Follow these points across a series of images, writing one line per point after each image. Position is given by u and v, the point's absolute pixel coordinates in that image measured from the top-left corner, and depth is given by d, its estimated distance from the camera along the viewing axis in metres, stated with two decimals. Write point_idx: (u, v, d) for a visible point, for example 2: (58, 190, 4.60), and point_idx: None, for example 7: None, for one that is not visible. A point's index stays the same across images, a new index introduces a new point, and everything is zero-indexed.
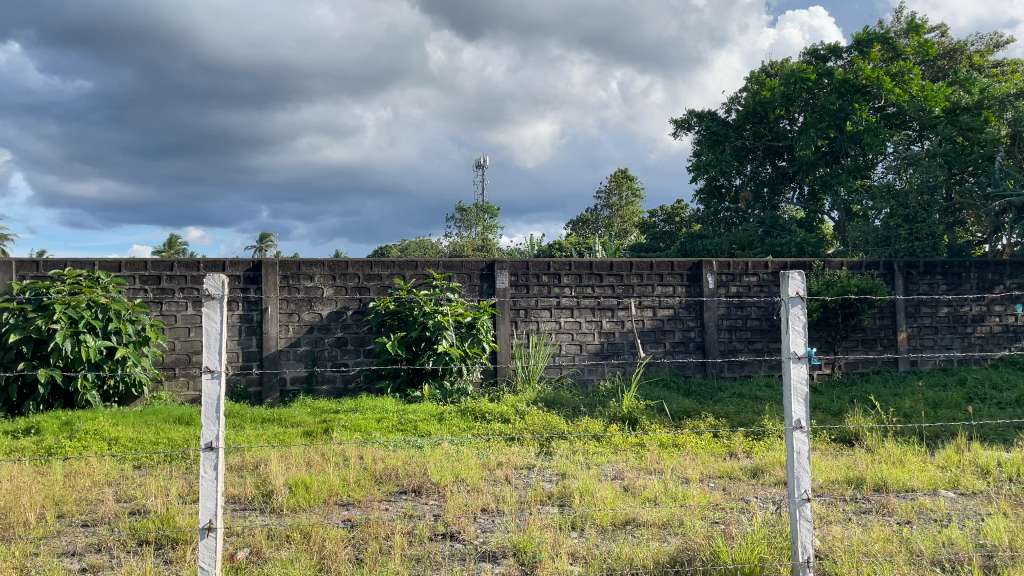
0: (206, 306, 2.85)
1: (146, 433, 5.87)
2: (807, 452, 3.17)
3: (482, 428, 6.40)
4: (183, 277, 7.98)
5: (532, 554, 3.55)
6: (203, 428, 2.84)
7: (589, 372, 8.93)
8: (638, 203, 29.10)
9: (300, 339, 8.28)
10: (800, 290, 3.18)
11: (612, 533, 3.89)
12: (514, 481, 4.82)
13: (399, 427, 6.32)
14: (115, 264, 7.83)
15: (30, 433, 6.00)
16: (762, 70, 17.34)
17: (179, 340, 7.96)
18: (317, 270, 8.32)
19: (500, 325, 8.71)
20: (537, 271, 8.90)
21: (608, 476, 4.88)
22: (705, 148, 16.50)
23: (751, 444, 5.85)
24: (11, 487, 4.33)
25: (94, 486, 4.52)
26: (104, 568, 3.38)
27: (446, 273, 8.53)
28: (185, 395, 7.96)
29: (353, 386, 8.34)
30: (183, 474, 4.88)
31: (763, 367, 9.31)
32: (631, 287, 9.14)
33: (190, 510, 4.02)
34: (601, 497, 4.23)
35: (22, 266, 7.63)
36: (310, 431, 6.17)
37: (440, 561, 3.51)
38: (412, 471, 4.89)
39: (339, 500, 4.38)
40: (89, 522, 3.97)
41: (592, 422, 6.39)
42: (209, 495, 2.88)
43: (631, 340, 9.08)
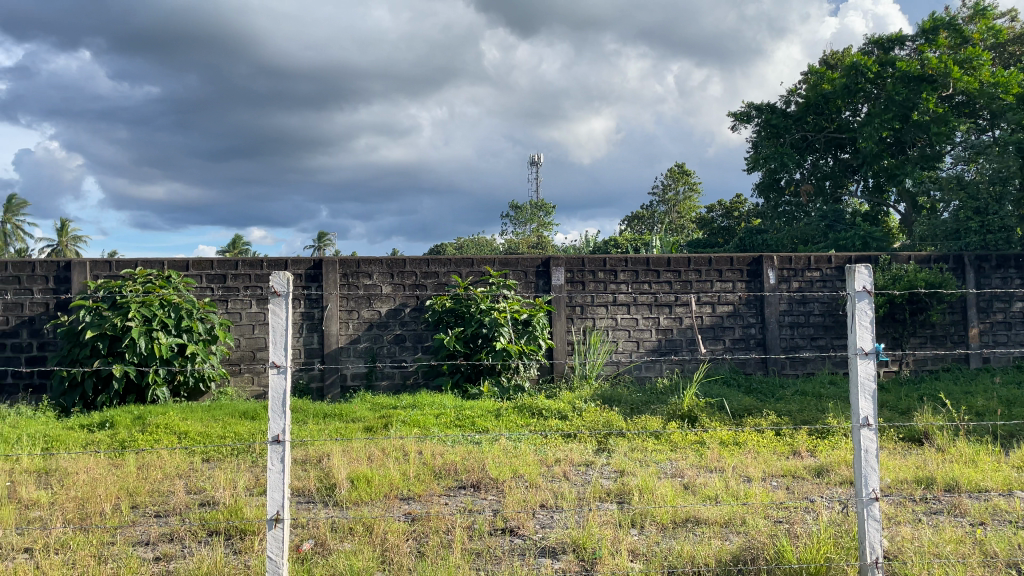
0: (272, 303, 2.92)
1: (214, 427, 6.05)
2: (875, 450, 3.09)
3: (539, 424, 6.42)
4: (247, 276, 8.18)
5: (591, 550, 3.54)
6: (270, 422, 2.91)
7: (647, 369, 8.87)
8: (695, 198, 28.76)
9: (360, 336, 8.41)
10: (868, 284, 3.10)
11: (673, 531, 3.85)
12: (573, 478, 4.81)
13: (457, 423, 6.38)
14: (183, 263, 8.08)
15: (104, 426, 6.23)
16: (821, 61, 16.97)
17: (244, 337, 8.17)
18: (376, 268, 8.45)
19: (556, 322, 8.70)
20: (593, 268, 8.85)
21: (668, 474, 4.84)
22: (763, 141, 16.20)
23: (816, 442, 5.72)
24: (88, 478, 4.51)
25: (166, 478, 4.68)
26: (177, 557, 3.50)
27: (502, 271, 8.56)
28: (250, 390, 8.16)
29: (412, 383, 8.45)
30: (250, 467, 5.03)
31: (827, 364, 9.10)
32: (689, 283, 9.03)
33: (257, 502, 4.14)
34: (661, 495, 4.18)
35: (95, 266, 7.93)
36: (371, 426, 6.28)
37: (500, 555, 3.54)
38: (471, 466, 4.93)
39: (399, 494, 4.45)
40: (162, 512, 4.11)
41: (651, 419, 6.35)
42: (276, 487, 2.94)
43: (689, 336, 8.98)
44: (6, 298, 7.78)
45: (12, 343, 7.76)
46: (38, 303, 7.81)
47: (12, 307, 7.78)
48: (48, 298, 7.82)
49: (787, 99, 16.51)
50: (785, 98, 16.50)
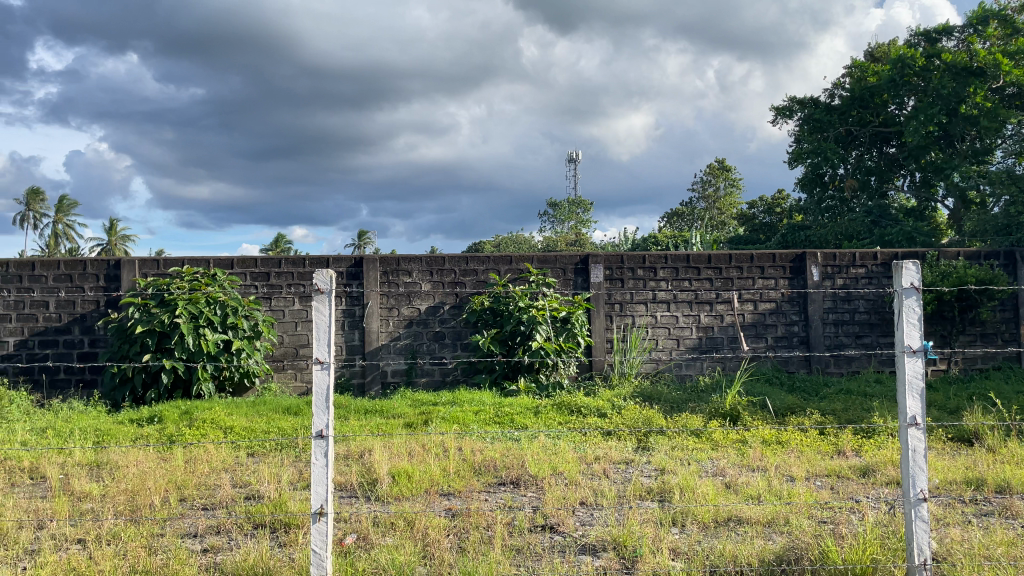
0: (316, 300, 2.96)
1: (258, 422, 6.15)
2: (923, 450, 3.03)
3: (578, 421, 6.41)
4: (290, 274, 8.30)
5: (632, 548, 3.53)
6: (314, 417, 2.95)
7: (687, 367, 8.80)
8: (736, 194, 28.42)
9: (400, 333, 8.48)
10: (915, 280, 3.04)
11: (714, 530, 3.82)
12: (612, 475, 4.80)
13: (497, 420, 6.41)
14: (228, 261, 8.22)
15: (153, 421, 6.39)
16: (866, 54, 16.66)
17: (287, 334, 8.29)
18: (416, 265, 8.52)
19: (595, 320, 8.68)
20: (632, 265, 8.80)
21: (710, 473, 4.80)
22: (805, 136, 15.95)
23: (861, 441, 5.62)
24: (138, 472, 4.63)
25: (212, 472, 4.78)
26: (224, 550, 3.58)
27: (541, 268, 8.55)
28: (293, 386, 8.28)
29: (452, 379, 8.49)
30: (293, 462, 5.12)
31: (872, 363, 8.94)
32: (730, 280, 8.93)
33: (301, 496, 4.21)
34: (702, 493, 4.15)
35: (144, 264, 8.12)
36: (411, 423, 6.34)
37: (540, 552, 3.54)
38: (511, 463, 4.94)
39: (440, 490, 4.48)
40: (209, 505, 4.20)
41: (691, 417, 6.31)
42: (320, 481, 2.99)
43: (731, 334, 8.89)
44: (59, 296, 8.00)
45: (64, 340, 7.97)
46: (89, 300, 8.02)
47: (65, 304, 8.00)
48: (98, 295, 8.03)
49: (831, 92, 16.23)
50: (829, 91, 16.22)
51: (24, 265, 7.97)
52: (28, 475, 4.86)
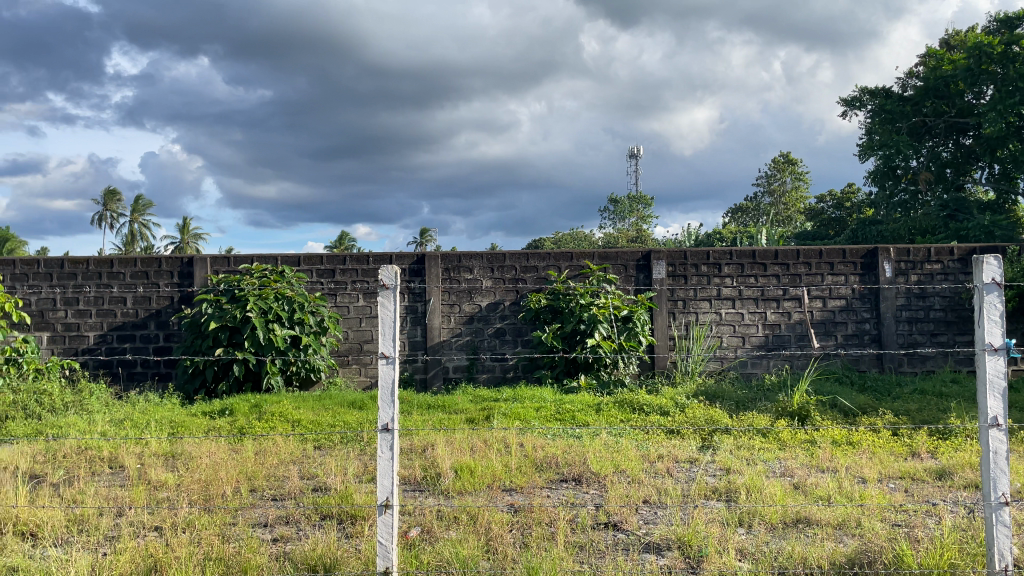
0: (381, 295, 2.99)
1: (324, 416, 6.28)
2: (1006, 452, 2.90)
3: (641, 419, 6.36)
4: (355, 271, 8.44)
5: (697, 548, 3.48)
6: (379, 410, 2.98)
7: (754, 365, 8.64)
8: (803, 188, 27.81)
9: (461, 329, 8.55)
10: (997, 275, 2.92)
11: (783, 531, 3.74)
12: (676, 474, 4.73)
13: (557, 417, 6.40)
14: (295, 258, 8.40)
15: (225, 413, 6.58)
16: (941, 42, 16.04)
17: (351, 330, 8.43)
18: (477, 262, 8.55)
19: (658, 317, 8.59)
20: (696, 261, 8.67)
21: (778, 473, 4.69)
22: (876, 127, 15.47)
23: (936, 443, 5.42)
24: (211, 462, 4.77)
25: (281, 463, 4.90)
26: (293, 539, 3.67)
27: (601, 264, 8.50)
28: (357, 381, 8.43)
29: (513, 376, 8.51)
30: (358, 455, 5.21)
31: (948, 362, 8.64)
32: (798, 276, 8.72)
33: (366, 488, 4.29)
34: (770, 494, 4.06)
35: (215, 261, 8.37)
36: (473, 418, 6.40)
37: (604, 549, 3.52)
38: (572, 460, 4.92)
39: (502, 485, 4.50)
40: (278, 496, 4.31)
41: (758, 416, 6.19)
42: (386, 474, 3.02)
43: (799, 332, 8.69)
44: (136, 292, 8.31)
45: (141, 335, 8.28)
46: (164, 296, 8.31)
47: (141, 301, 8.31)
48: (173, 291, 8.31)
49: (904, 82, 15.68)
50: (902, 81, 15.67)
51: (103, 262, 8.30)
52: (108, 464, 5.06)
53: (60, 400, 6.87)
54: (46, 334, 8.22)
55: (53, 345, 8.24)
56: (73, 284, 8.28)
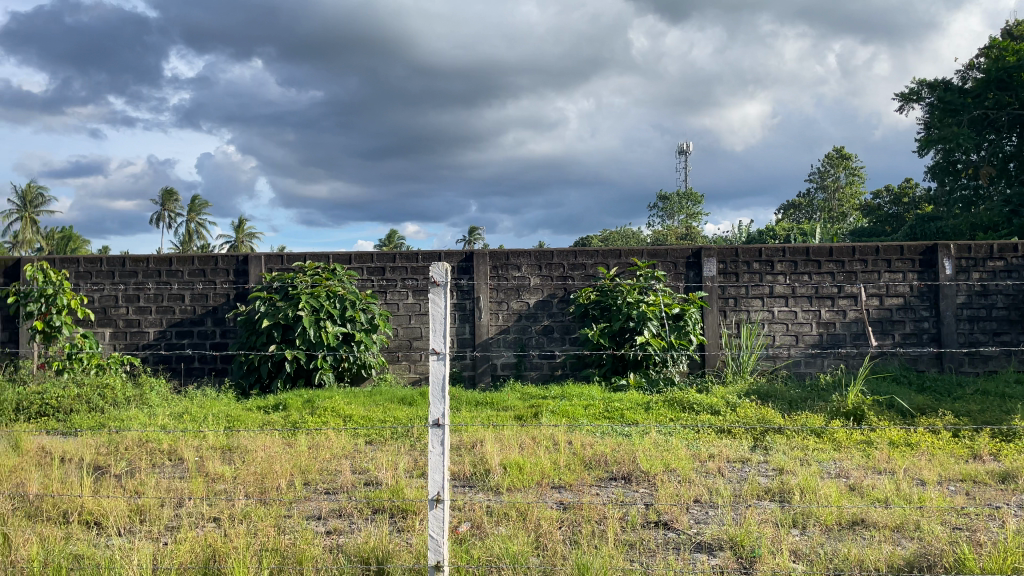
0: (432, 292, 3.00)
1: (375, 412, 6.37)
2: None
3: (691, 418, 6.29)
4: (404, 269, 8.51)
5: (750, 548, 3.44)
6: (431, 405, 3.00)
7: (807, 365, 8.48)
8: (858, 184, 27.24)
9: (509, 326, 8.58)
10: None
11: (838, 533, 3.67)
12: (728, 474, 4.67)
13: (606, 415, 6.38)
14: (346, 256, 8.53)
15: (279, 408, 6.72)
16: (1004, 32, 15.51)
17: (401, 327, 8.54)
18: (525, 259, 8.55)
19: (708, 315, 8.50)
20: (747, 258, 8.55)
21: (832, 474, 4.60)
22: (935, 121, 15.06)
23: (999, 445, 5.27)
24: (266, 456, 4.88)
25: (333, 457, 4.99)
26: (345, 532, 3.73)
27: (650, 262, 8.45)
28: (406, 377, 8.52)
29: (561, 374, 8.51)
30: (409, 450, 5.27)
31: (1012, 362, 8.39)
32: (854, 273, 8.53)
33: (416, 484, 4.34)
34: (825, 495, 3.99)
35: (269, 259, 8.53)
36: (521, 415, 6.43)
37: (654, 548, 3.50)
38: (622, 458, 4.90)
39: (551, 483, 4.50)
40: (331, 489, 4.38)
41: (811, 417, 6.08)
42: (437, 469, 3.03)
43: (854, 331, 8.51)
44: (194, 289, 8.52)
45: (198, 331, 8.49)
46: (220, 293, 8.51)
47: (198, 298, 8.52)
48: (229, 289, 8.51)
49: (964, 75, 15.21)
50: (962, 74, 15.21)
51: (163, 261, 8.54)
52: (167, 457, 5.21)
53: (122, 394, 7.09)
54: (108, 330, 8.50)
55: (115, 341, 8.50)
56: (134, 281, 8.53)
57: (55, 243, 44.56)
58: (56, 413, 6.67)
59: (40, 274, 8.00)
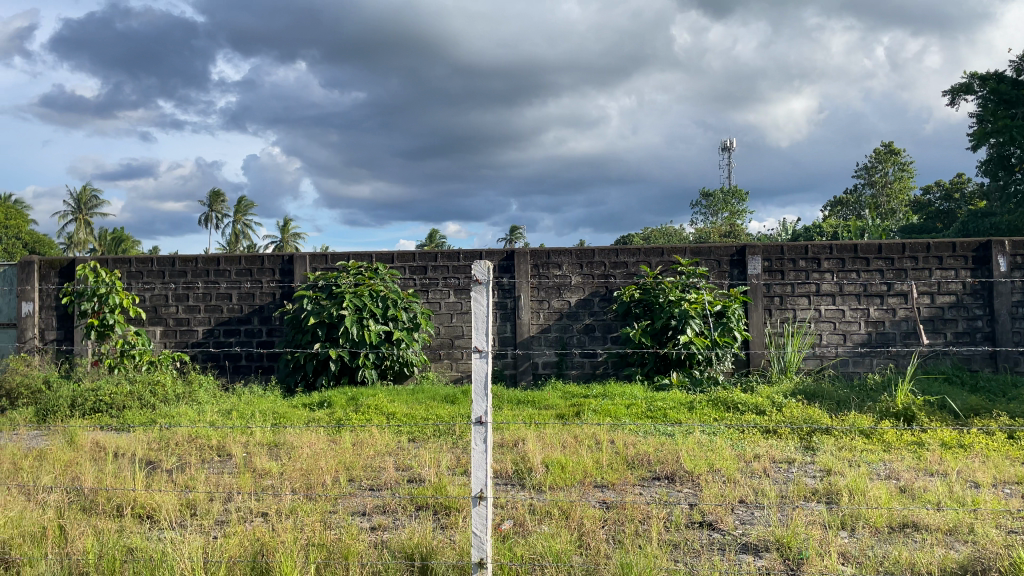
0: (474, 290, 3.01)
1: (418, 409, 6.43)
2: None
3: (735, 418, 6.22)
4: (446, 268, 8.56)
5: (797, 550, 3.38)
6: (473, 403, 3.01)
7: (855, 365, 8.31)
8: (907, 179, 26.61)
9: (550, 325, 8.57)
10: None
11: (888, 536, 3.59)
12: (774, 475, 4.61)
13: (649, 414, 6.33)
14: (389, 255, 8.60)
15: (324, 406, 6.82)
16: None
17: (443, 325, 8.59)
18: (566, 258, 8.54)
19: (753, 314, 8.40)
20: (793, 256, 8.42)
21: (881, 475, 4.50)
22: (989, 114, 14.64)
23: None
24: (312, 452, 4.95)
25: (377, 454, 5.04)
26: (390, 528, 3.77)
27: (693, 260, 8.40)
28: (449, 375, 8.57)
29: (603, 372, 8.49)
30: (451, 448, 5.29)
31: None
32: (904, 271, 8.34)
33: (460, 481, 4.37)
34: (875, 497, 3.91)
35: (313, 259, 8.64)
36: (564, 414, 6.42)
37: (699, 548, 3.48)
38: (665, 458, 4.87)
39: (594, 482, 4.48)
40: (376, 486, 4.44)
41: (860, 417, 5.97)
42: (479, 466, 3.04)
43: (904, 329, 8.32)
44: (241, 289, 8.68)
45: (245, 329, 8.66)
46: (267, 293, 8.66)
47: (245, 297, 8.68)
48: (275, 288, 8.65)
49: (1018, 66, 14.70)
50: (1016, 65, 14.69)
51: (211, 260, 8.72)
52: (216, 453, 5.32)
53: (172, 391, 7.26)
54: (159, 329, 8.70)
55: (165, 339, 8.70)
56: (183, 281, 8.73)
57: (107, 244, 45.76)
58: (109, 409, 6.85)
59: (94, 274, 8.29)
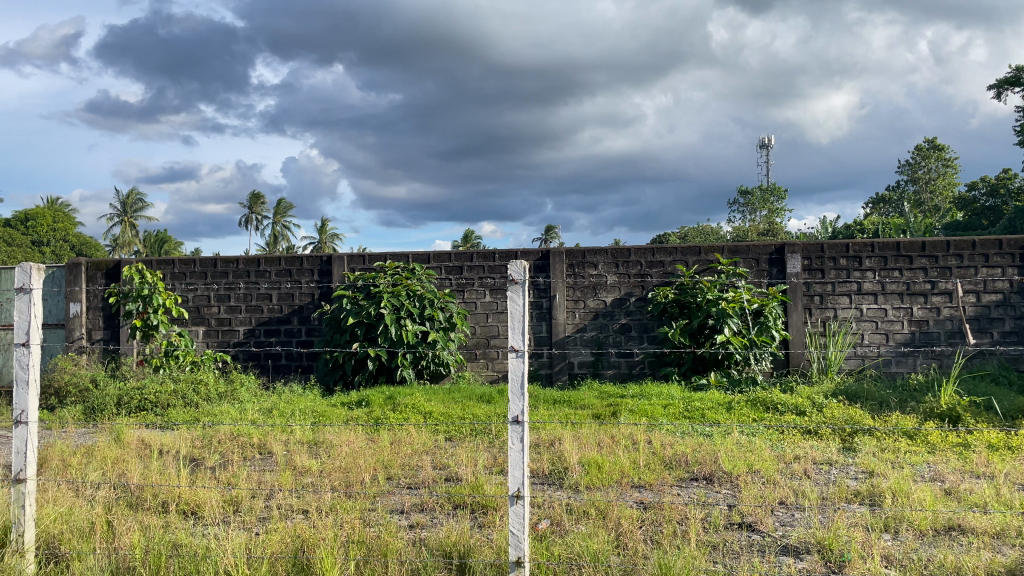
0: (511, 290, 3.01)
1: (455, 409, 6.47)
2: None
3: (774, 419, 6.15)
4: (481, 268, 8.59)
5: (839, 552, 3.33)
6: (510, 403, 3.01)
7: (898, 365, 8.16)
8: (952, 175, 26.08)
9: (586, 325, 8.56)
10: None
11: (933, 539, 3.52)
12: (815, 476, 4.55)
13: (687, 414, 6.29)
14: (425, 256, 8.66)
15: (362, 404, 6.90)
16: None
17: (479, 325, 8.62)
18: (601, 257, 8.51)
19: (792, 313, 8.29)
20: (834, 254, 8.29)
21: (925, 478, 4.42)
22: None
23: None
24: (350, 451, 5.01)
25: (414, 453, 5.09)
26: (428, 526, 3.81)
27: (731, 258, 8.32)
28: (485, 375, 8.60)
29: (639, 372, 8.46)
30: (487, 447, 5.31)
31: None
32: (948, 269, 8.16)
33: (497, 480, 4.39)
34: (919, 499, 3.84)
35: (351, 260, 8.74)
36: (600, 413, 6.40)
37: (738, 550, 3.45)
38: (703, 458, 4.83)
39: (631, 482, 4.47)
40: (414, 484, 4.48)
41: (903, 417, 5.86)
42: (516, 465, 3.04)
43: (949, 329, 8.15)
44: (281, 289, 8.81)
45: (285, 329, 8.78)
46: (306, 293, 8.78)
47: (285, 297, 8.80)
48: (314, 288, 8.77)
49: None
50: None
51: (251, 261, 8.86)
52: (258, 450, 5.41)
53: (215, 390, 7.40)
54: (201, 329, 8.86)
55: (208, 339, 8.86)
56: (225, 281, 8.88)
57: (150, 245, 46.73)
58: (154, 407, 7.00)
59: (138, 275, 8.50)
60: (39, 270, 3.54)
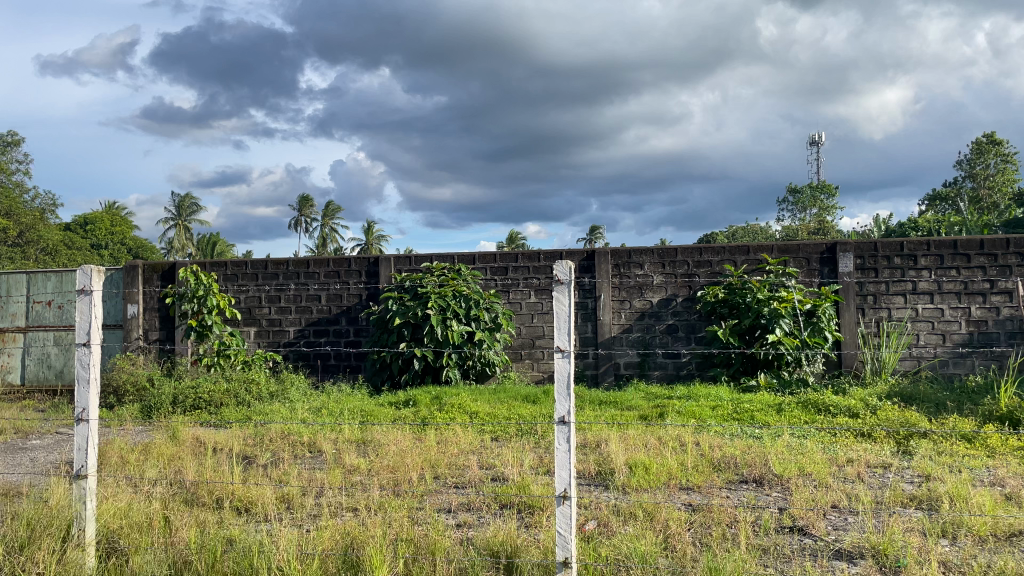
0: (556, 290, 3.01)
1: (501, 409, 6.49)
2: None
3: (826, 421, 6.03)
4: (526, 268, 8.59)
5: (894, 558, 3.26)
6: (556, 403, 3.00)
7: (955, 366, 7.93)
8: (1011, 171, 25.28)
9: (632, 325, 8.50)
10: None
11: (994, 545, 3.41)
12: (869, 480, 4.45)
13: (735, 416, 6.20)
14: (471, 257, 8.71)
15: (409, 404, 6.98)
16: None
17: (524, 326, 8.63)
18: (648, 257, 8.45)
19: (844, 313, 8.12)
20: (888, 253, 8.10)
21: (985, 482, 4.29)
22: None
23: None
24: (397, 450, 5.06)
25: (461, 452, 5.13)
26: (475, 525, 3.83)
27: (781, 258, 8.19)
28: (530, 375, 8.60)
29: (686, 373, 8.38)
30: (534, 448, 5.31)
31: None
32: (1008, 267, 7.91)
33: (543, 480, 4.39)
34: (979, 504, 3.73)
35: (398, 261, 8.82)
36: (646, 414, 6.36)
37: (789, 553, 3.39)
38: (752, 461, 4.76)
39: (679, 484, 4.43)
40: (460, 484, 4.51)
41: (960, 420, 5.69)
42: (563, 465, 3.04)
43: (1009, 329, 7.89)
44: (330, 290, 8.94)
45: (334, 330, 8.91)
46: (353, 294, 8.90)
47: (334, 298, 8.94)
48: (362, 289, 8.88)
49: None
50: None
51: (301, 263, 9.01)
52: (308, 449, 5.50)
53: (266, 389, 7.54)
54: (253, 329, 9.05)
55: (259, 339, 9.04)
56: (275, 282, 9.05)
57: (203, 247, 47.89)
58: (207, 406, 7.17)
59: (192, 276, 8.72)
60: (99, 271, 3.65)
